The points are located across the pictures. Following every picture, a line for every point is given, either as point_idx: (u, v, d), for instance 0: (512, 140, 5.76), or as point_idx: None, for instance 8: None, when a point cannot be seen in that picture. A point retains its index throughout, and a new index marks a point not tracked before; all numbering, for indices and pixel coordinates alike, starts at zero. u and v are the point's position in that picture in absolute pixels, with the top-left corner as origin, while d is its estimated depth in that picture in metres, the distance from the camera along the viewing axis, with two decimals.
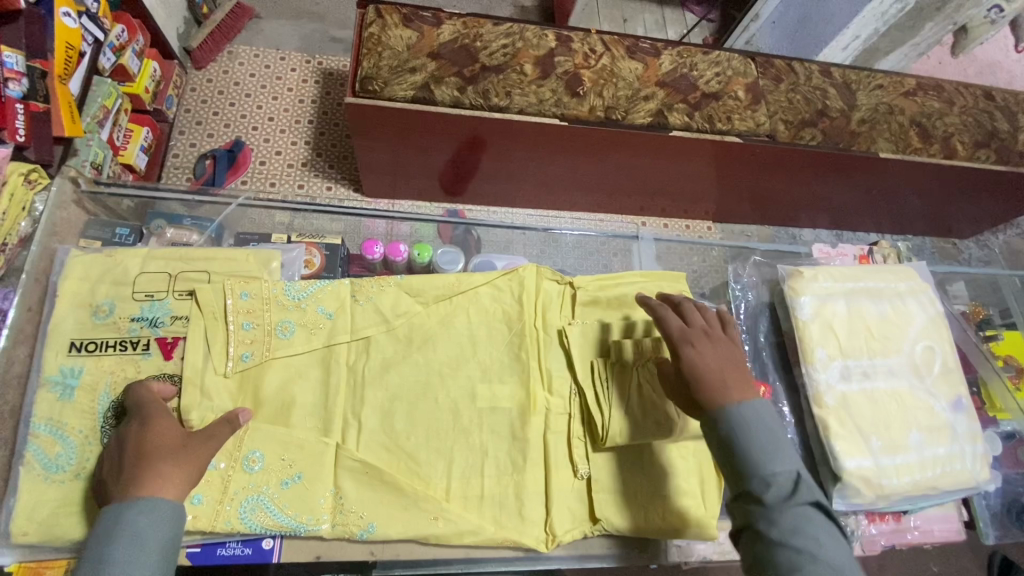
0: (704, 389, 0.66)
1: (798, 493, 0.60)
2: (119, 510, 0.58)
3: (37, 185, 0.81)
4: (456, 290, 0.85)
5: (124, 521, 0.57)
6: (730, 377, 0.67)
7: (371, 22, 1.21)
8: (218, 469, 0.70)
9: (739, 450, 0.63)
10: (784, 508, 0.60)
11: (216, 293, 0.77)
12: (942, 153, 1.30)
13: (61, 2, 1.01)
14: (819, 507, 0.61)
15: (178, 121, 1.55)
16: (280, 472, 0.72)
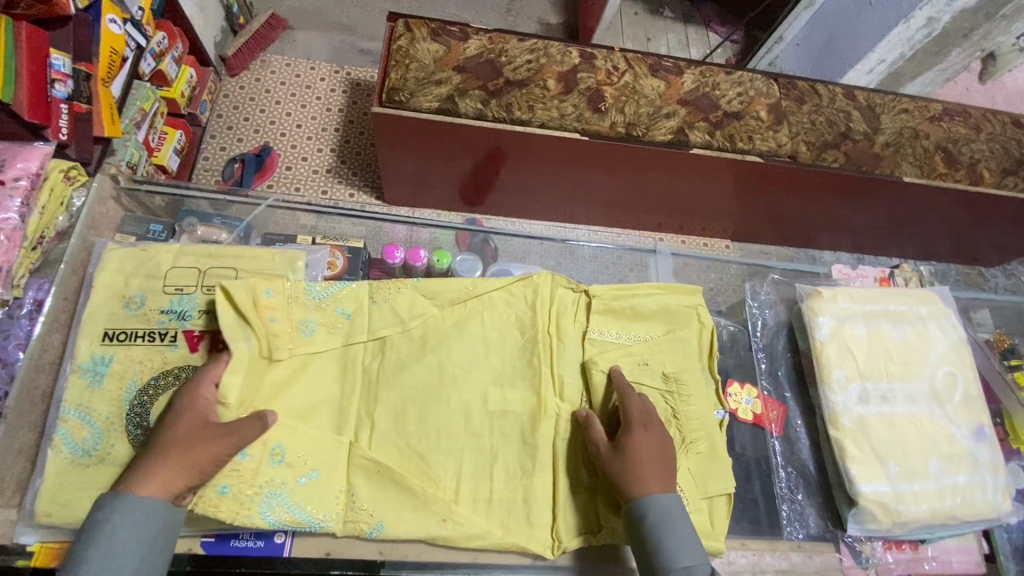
0: (642, 473, 0.70)
1: None
2: (110, 507, 0.60)
3: (76, 181, 0.96)
4: (471, 295, 0.86)
5: (116, 520, 0.59)
6: (665, 469, 0.72)
7: (400, 35, 1.25)
8: (247, 460, 0.70)
9: (656, 531, 0.67)
10: None
11: (241, 286, 0.76)
12: (968, 179, 1.28)
13: (108, 9, 1.07)
14: None
15: (210, 126, 1.61)
16: (298, 468, 0.73)
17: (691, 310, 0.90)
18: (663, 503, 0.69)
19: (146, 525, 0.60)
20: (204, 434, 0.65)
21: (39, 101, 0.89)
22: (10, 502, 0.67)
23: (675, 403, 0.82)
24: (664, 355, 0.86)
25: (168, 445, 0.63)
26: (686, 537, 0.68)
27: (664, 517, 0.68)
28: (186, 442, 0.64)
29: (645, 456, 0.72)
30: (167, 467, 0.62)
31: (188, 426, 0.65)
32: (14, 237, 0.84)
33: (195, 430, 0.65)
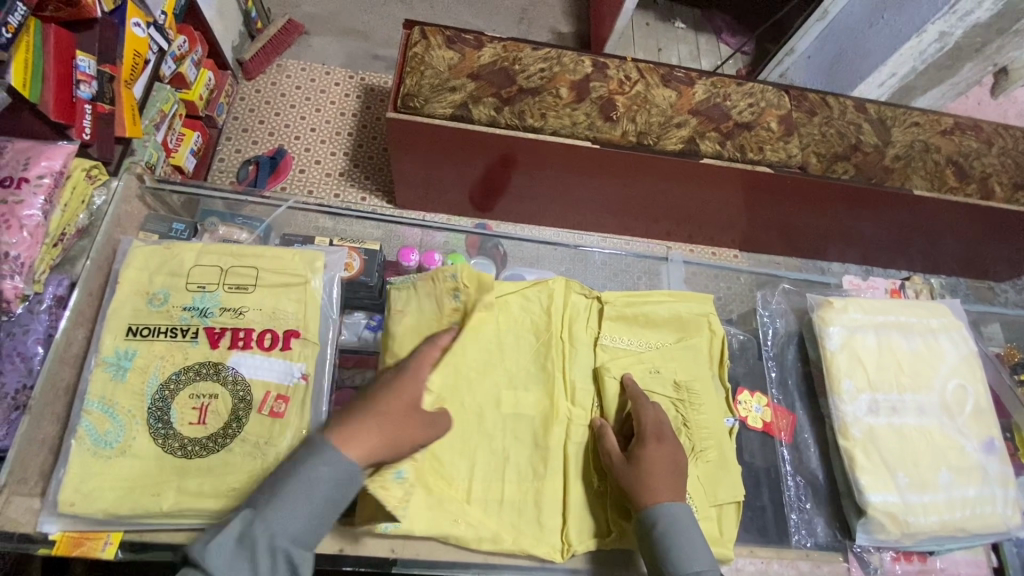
0: (653, 483, 0.71)
1: None
2: (311, 454, 0.62)
3: (97, 180, 0.99)
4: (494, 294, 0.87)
5: (316, 470, 0.61)
6: (676, 480, 0.73)
7: (416, 43, 1.27)
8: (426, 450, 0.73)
9: (666, 540, 0.68)
10: None
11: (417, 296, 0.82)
12: (979, 193, 1.29)
13: (132, 13, 1.11)
14: None
15: (227, 128, 1.64)
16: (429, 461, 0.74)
17: (702, 318, 0.91)
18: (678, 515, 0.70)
19: (326, 493, 0.61)
20: (409, 415, 0.68)
21: (64, 102, 0.93)
22: (33, 491, 0.69)
23: (685, 412, 0.83)
24: (676, 363, 0.87)
25: (374, 414, 0.66)
26: (697, 548, 0.68)
27: (677, 528, 0.69)
28: (398, 417, 0.67)
29: (659, 468, 0.73)
30: (368, 433, 0.64)
31: (400, 404, 0.67)
32: (37, 233, 0.86)
33: (404, 411, 0.67)
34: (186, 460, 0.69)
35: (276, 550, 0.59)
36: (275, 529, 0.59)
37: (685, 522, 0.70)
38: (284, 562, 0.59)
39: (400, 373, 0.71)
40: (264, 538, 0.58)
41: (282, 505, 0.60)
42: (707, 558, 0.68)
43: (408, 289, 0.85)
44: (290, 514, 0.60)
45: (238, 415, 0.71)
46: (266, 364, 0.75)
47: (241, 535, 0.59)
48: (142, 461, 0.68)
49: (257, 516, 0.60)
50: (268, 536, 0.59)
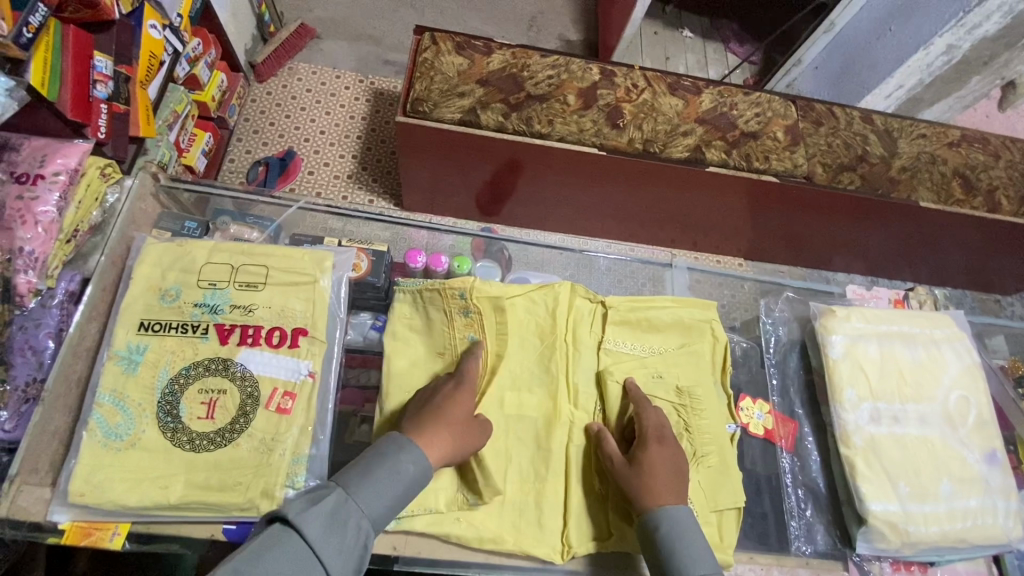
0: (655, 486, 0.72)
1: None
2: (402, 448, 0.69)
3: (111, 178, 1.00)
4: (508, 294, 0.88)
5: (407, 462, 0.68)
6: (677, 482, 0.74)
7: (426, 48, 1.29)
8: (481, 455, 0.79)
9: (667, 541, 0.69)
10: None
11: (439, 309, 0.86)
12: (985, 206, 1.29)
13: (149, 16, 1.14)
14: None
15: (237, 129, 1.66)
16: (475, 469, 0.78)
17: (705, 324, 0.92)
18: (681, 518, 0.71)
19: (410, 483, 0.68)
20: (470, 423, 0.76)
21: (81, 101, 0.95)
22: (43, 481, 0.70)
23: (687, 417, 0.84)
24: (679, 368, 0.88)
25: (442, 421, 0.74)
26: (698, 549, 0.69)
27: (680, 530, 0.70)
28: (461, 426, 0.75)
29: (661, 472, 0.74)
30: (442, 438, 0.72)
31: (461, 411, 0.76)
32: (51, 229, 0.88)
33: (464, 419, 0.76)
34: (194, 454, 0.70)
35: (362, 528, 0.62)
36: (366, 508, 0.63)
37: (687, 523, 0.71)
38: (364, 541, 0.62)
39: (459, 385, 0.79)
40: (356, 515, 0.62)
41: (374, 488, 0.65)
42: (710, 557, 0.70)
43: (417, 296, 0.87)
44: (386, 495, 0.65)
45: (246, 411, 0.72)
46: (274, 362, 0.76)
47: (334, 508, 0.62)
48: (151, 453, 0.70)
49: (351, 493, 0.63)
50: (359, 513, 0.63)
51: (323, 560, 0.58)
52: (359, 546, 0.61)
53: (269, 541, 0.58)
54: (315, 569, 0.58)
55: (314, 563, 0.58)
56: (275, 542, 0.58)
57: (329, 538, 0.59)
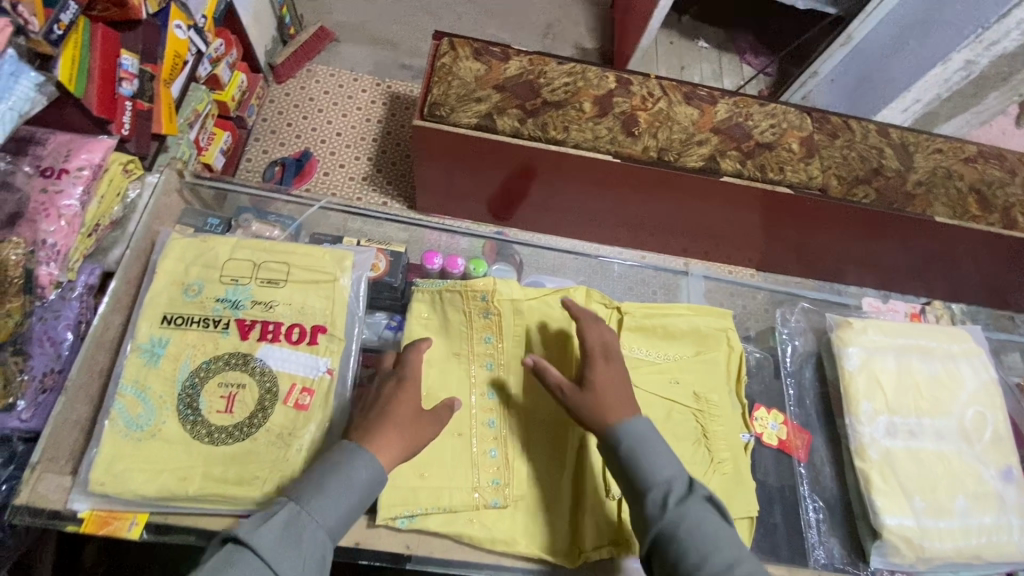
0: (606, 406, 0.74)
1: (694, 488, 0.69)
2: (352, 455, 0.67)
3: (133, 175, 1.02)
4: (528, 297, 0.88)
5: (357, 468, 0.67)
6: (625, 393, 0.76)
7: (444, 53, 1.31)
8: (495, 457, 0.79)
9: (632, 455, 0.70)
10: (683, 510, 0.66)
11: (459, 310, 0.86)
12: (1002, 222, 1.28)
13: (175, 16, 1.16)
14: (712, 502, 0.69)
15: (256, 129, 1.68)
16: (489, 470, 0.78)
17: (721, 333, 0.92)
18: (637, 427, 0.72)
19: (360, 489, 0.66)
20: (417, 421, 0.73)
21: (106, 97, 0.97)
22: (63, 470, 0.71)
23: (704, 423, 0.84)
24: (694, 376, 0.87)
25: (395, 423, 0.71)
26: (662, 457, 0.71)
27: (639, 442, 0.71)
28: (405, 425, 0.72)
29: (610, 388, 0.76)
30: (391, 437, 0.70)
31: (409, 407, 0.73)
32: (74, 222, 0.89)
33: (413, 415, 0.73)
34: (213, 447, 0.71)
35: (319, 538, 0.63)
36: (321, 518, 0.64)
37: (644, 433, 0.73)
38: (323, 550, 0.63)
39: (400, 383, 0.75)
40: (312, 527, 0.63)
41: (326, 498, 0.65)
42: (671, 459, 0.71)
43: (437, 297, 0.87)
44: (337, 504, 0.65)
45: (264, 406, 0.73)
46: (294, 359, 0.77)
47: (287, 523, 0.62)
48: (170, 445, 0.70)
49: (304, 507, 0.64)
50: (314, 525, 0.63)
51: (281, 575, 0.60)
52: (316, 557, 0.62)
53: (223, 562, 0.59)
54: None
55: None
56: (229, 563, 0.59)
57: (282, 554, 0.60)
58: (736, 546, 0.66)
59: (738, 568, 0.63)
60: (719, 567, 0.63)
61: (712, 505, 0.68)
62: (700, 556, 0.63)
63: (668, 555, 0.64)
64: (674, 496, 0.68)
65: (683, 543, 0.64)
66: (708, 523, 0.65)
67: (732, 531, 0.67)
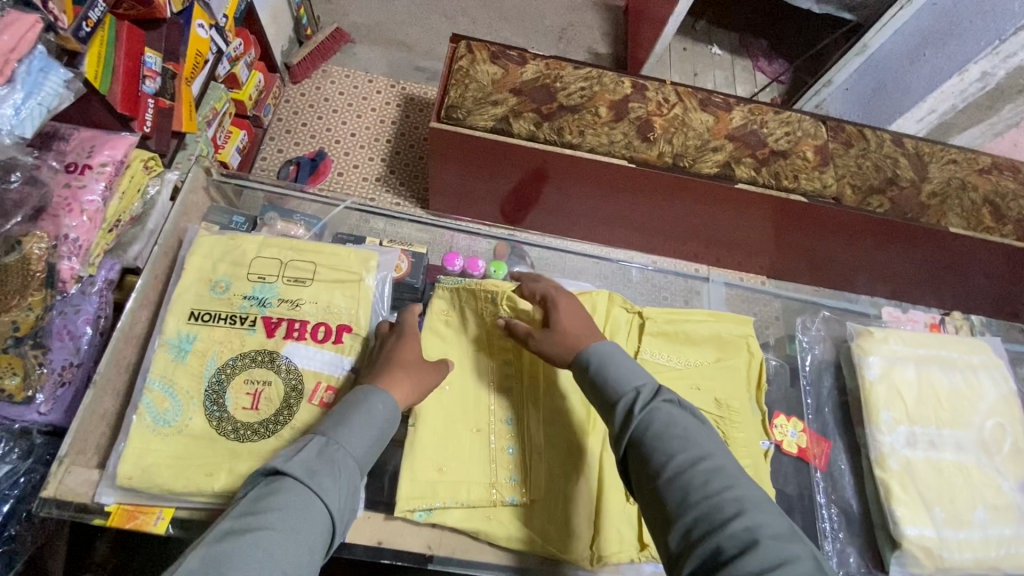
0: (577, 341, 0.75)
1: (660, 392, 0.66)
2: (367, 393, 0.70)
3: (153, 171, 1.03)
4: None
5: (373, 403, 0.69)
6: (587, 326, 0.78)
7: (462, 56, 1.31)
8: (513, 453, 0.80)
9: (601, 372, 0.70)
10: (653, 412, 0.64)
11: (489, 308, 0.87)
12: (1015, 234, 1.28)
13: (198, 16, 1.18)
14: (683, 406, 0.65)
15: (271, 128, 1.69)
16: (506, 467, 0.79)
17: (741, 339, 0.92)
18: (603, 348, 0.72)
19: (376, 426, 0.68)
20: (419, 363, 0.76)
21: (130, 94, 0.97)
22: (89, 463, 0.72)
23: (725, 429, 0.84)
24: (714, 381, 0.88)
25: (400, 364, 0.74)
26: (632, 370, 0.70)
27: (606, 360, 0.71)
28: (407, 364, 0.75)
29: (573, 322, 0.78)
30: (404, 401, 0.72)
31: (414, 352, 0.76)
32: (96, 218, 0.90)
33: (417, 358, 0.76)
34: (238, 443, 0.71)
35: (348, 466, 0.64)
36: (349, 448, 0.65)
37: (612, 352, 0.72)
38: (355, 476, 0.64)
39: (400, 335, 0.77)
40: (341, 456, 0.64)
41: (349, 430, 0.66)
42: (638, 371, 0.70)
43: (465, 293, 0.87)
44: (360, 434, 0.67)
45: (289, 403, 0.74)
46: (320, 356, 0.77)
47: (318, 451, 0.63)
48: (196, 441, 0.71)
49: (331, 437, 0.65)
50: (343, 451, 0.64)
51: (323, 496, 0.60)
52: (351, 480, 0.63)
53: (264, 492, 0.59)
54: (317, 505, 0.59)
55: (314, 501, 0.59)
56: (270, 492, 0.59)
57: (322, 476, 0.61)
58: (717, 450, 0.61)
59: (710, 458, 0.59)
60: (689, 460, 0.59)
61: (680, 406, 0.65)
62: (666, 452, 0.60)
63: (638, 460, 0.62)
64: (642, 401, 0.65)
65: (660, 448, 0.61)
66: (678, 421, 0.63)
67: (703, 428, 0.63)
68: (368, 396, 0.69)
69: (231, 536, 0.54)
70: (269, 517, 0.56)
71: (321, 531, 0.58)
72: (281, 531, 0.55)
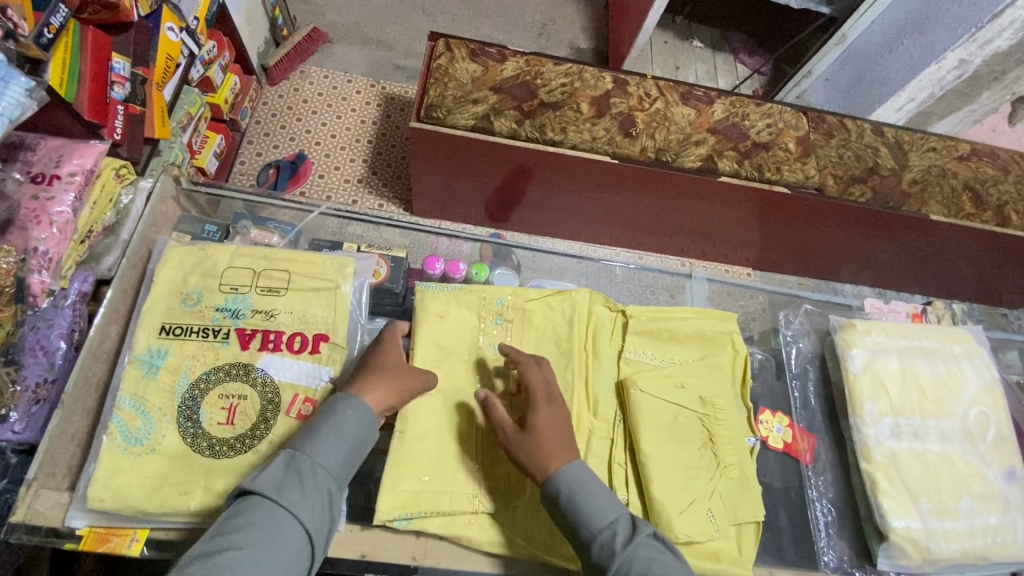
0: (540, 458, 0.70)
1: (637, 528, 0.65)
2: (337, 400, 0.69)
3: (125, 180, 1.00)
4: (526, 300, 0.89)
5: (345, 413, 0.67)
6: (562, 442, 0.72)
7: (441, 55, 1.29)
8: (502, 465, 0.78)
9: (573, 506, 0.67)
10: (634, 552, 0.63)
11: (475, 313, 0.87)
12: (995, 220, 1.29)
13: (167, 18, 1.14)
14: (658, 536, 0.66)
15: (249, 131, 1.66)
16: (494, 480, 0.77)
17: (724, 336, 0.92)
18: (573, 474, 0.69)
19: (350, 433, 0.67)
20: (402, 368, 0.74)
21: (97, 101, 0.94)
22: (60, 486, 0.70)
23: (711, 427, 0.83)
24: (699, 379, 0.87)
25: (381, 368, 0.73)
26: (602, 497, 0.68)
27: (577, 490, 0.68)
28: (392, 370, 0.73)
29: (553, 433, 0.73)
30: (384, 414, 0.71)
31: (397, 358, 0.76)
32: (66, 229, 0.87)
33: (401, 365, 0.75)
34: (214, 460, 0.69)
35: (320, 474, 0.63)
36: (319, 457, 0.64)
37: (580, 477, 0.70)
38: (329, 485, 0.63)
39: (381, 345, 0.77)
40: (310, 466, 0.63)
41: (320, 439, 0.65)
42: (609, 499, 0.68)
43: (451, 296, 0.88)
44: (329, 441, 0.65)
45: (266, 417, 0.72)
46: (296, 368, 0.76)
47: (286, 465, 0.63)
48: (171, 459, 0.69)
49: (299, 449, 0.64)
50: (312, 462, 0.63)
51: (289, 509, 0.59)
52: (321, 490, 0.62)
53: (236, 511, 0.60)
54: (284, 520, 0.59)
55: (284, 516, 0.59)
56: (241, 511, 0.59)
57: (289, 490, 0.61)
58: None
59: None
60: None
61: (657, 539, 0.66)
62: None
63: None
64: (622, 537, 0.64)
65: None
66: (660, 560, 0.63)
67: (683, 567, 0.64)
68: (339, 403, 0.68)
69: (197, 556, 0.55)
70: (238, 537, 0.57)
71: (294, 547, 0.58)
72: (246, 550, 0.56)
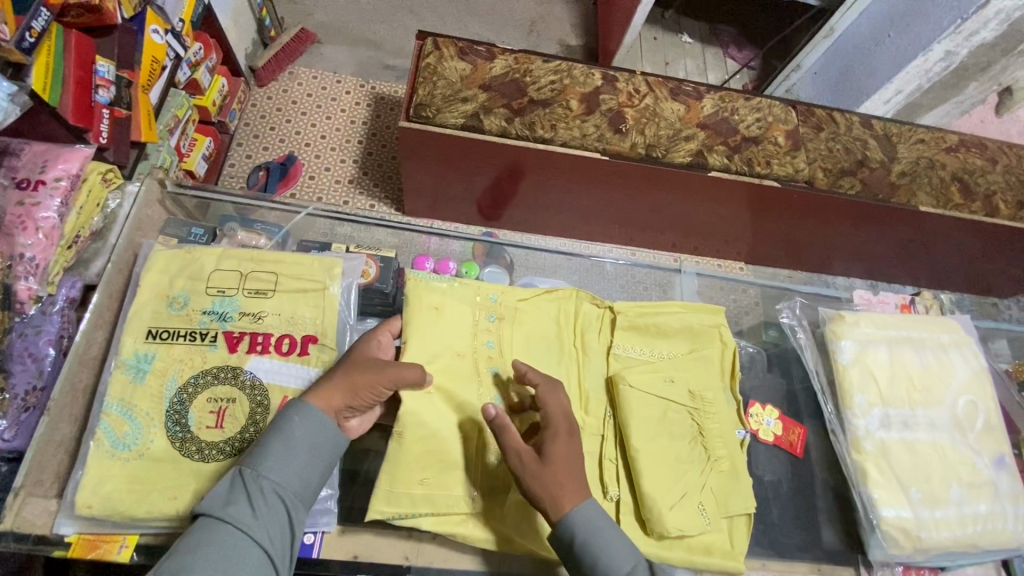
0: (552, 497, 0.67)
1: None
2: (284, 408, 0.68)
3: (112, 184, 0.99)
4: (520, 298, 0.89)
5: (293, 422, 0.66)
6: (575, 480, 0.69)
7: (429, 53, 1.29)
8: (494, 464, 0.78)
9: (587, 554, 0.65)
10: None
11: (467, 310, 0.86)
12: (983, 211, 1.30)
13: (152, 20, 1.12)
14: None
15: (238, 134, 1.65)
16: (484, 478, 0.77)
17: (713, 329, 0.92)
18: (588, 517, 0.67)
19: (300, 439, 0.66)
20: (362, 364, 0.71)
21: (82, 106, 0.94)
22: (48, 493, 0.69)
23: (700, 420, 0.84)
24: (689, 373, 0.87)
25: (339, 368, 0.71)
26: (617, 544, 0.66)
27: (592, 537, 0.66)
28: (349, 369, 0.71)
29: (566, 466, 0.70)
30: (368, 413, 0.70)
31: (362, 356, 0.73)
32: (52, 235, 0.87)
33: (365, 361, 0.72)
34: (203, 464, 0.69)
35: (265, 486, 0.63)
36: (263, 468, 0.64)
37: (596, 521, 0.67)
38: (276, 495, 0.63)
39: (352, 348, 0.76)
40: (254, 479, 0.63)
41: (265, 451, 0.65)
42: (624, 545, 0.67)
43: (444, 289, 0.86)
44: (274, 452, 0.65)
45: (255, 419, 0.72)
46: (284, 369, 0.75)
47: (232, 482, 0.63)
48: (159, 464, 0.69)
49: (245, 464, 0.64)
50: (256, 474, 0.63)
51: (233, 524, 0.60)
52: (266, 501, 0.62)
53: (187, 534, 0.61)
54: (229, 535, 0.60)
55: (230, 532, 0.60)
56: (190, 533, 0.61)
57: (234, 507, 0.61)
58: None
59: None
60: None
61: None
62: None
63: None
64: None
65: None
66: None
67: None
68: (286, 411, 0.68)
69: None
70: (186, 558, 0.57)
71: (245, 563, 0.59)
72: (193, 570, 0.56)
